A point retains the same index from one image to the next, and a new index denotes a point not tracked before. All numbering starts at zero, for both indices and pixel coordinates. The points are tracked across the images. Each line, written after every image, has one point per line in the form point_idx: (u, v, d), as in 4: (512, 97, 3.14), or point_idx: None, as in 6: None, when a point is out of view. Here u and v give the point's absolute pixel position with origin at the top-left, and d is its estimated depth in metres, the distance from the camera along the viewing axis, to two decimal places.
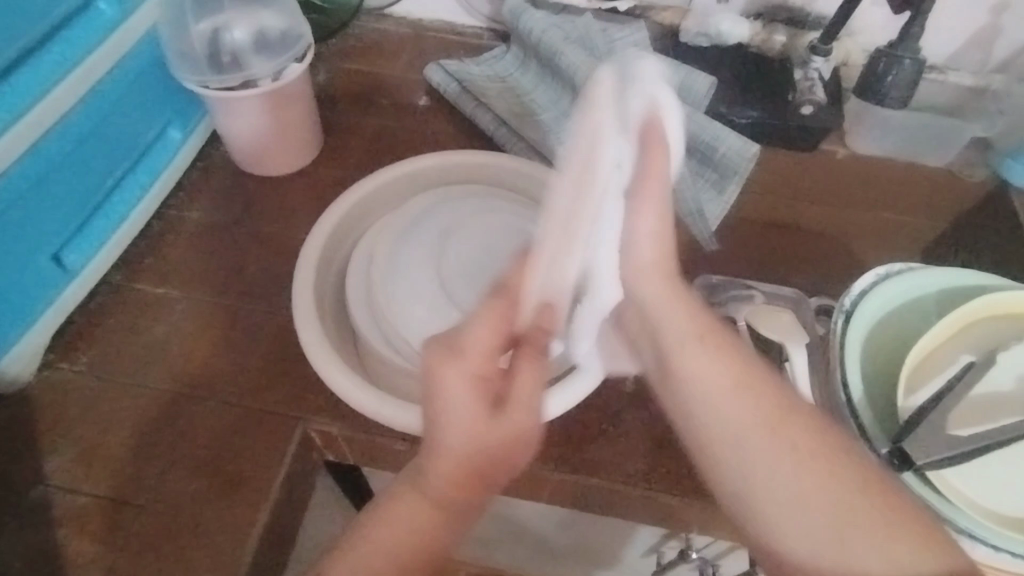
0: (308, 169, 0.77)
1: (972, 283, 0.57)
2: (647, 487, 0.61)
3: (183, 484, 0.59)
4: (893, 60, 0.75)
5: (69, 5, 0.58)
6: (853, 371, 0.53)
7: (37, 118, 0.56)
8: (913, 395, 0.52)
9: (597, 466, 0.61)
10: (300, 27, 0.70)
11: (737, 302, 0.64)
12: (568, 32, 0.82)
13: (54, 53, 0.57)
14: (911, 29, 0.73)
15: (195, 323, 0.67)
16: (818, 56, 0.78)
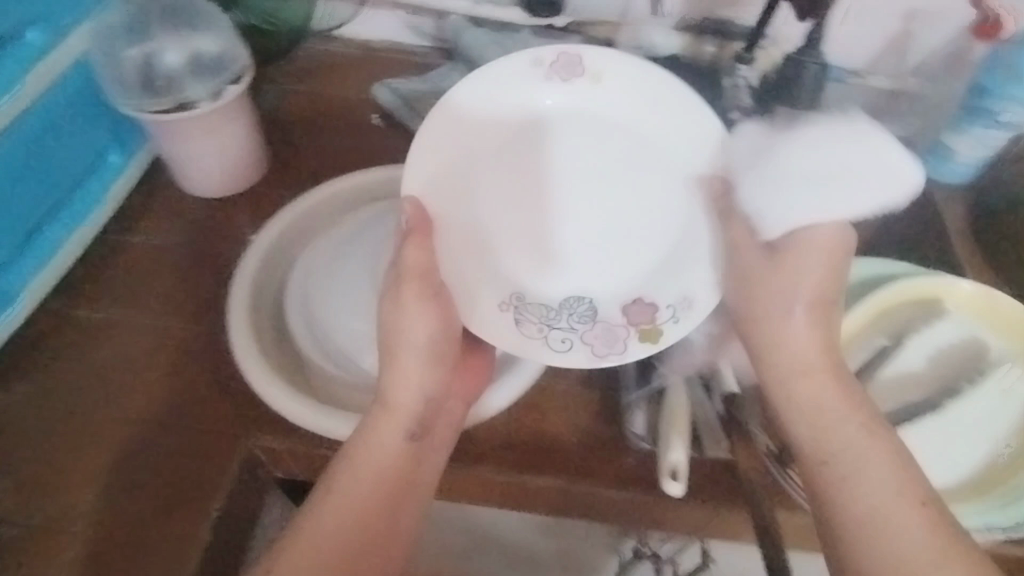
0: (252, 190, 0.78)
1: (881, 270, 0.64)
2: (590, 483, 0.62)
3: (124, 508, 0.59)
4: (797, 63, 0.79)
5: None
6: None
7: None
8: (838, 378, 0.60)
9: (542, 464, 0.63)
10: (236, 50, 0.71)
11: None
12: (508, 49, 0.84)
13: None
14: (814, 34, 0.78)
15: (137, 348, 0.67)
16: (743, 64, 0.81)
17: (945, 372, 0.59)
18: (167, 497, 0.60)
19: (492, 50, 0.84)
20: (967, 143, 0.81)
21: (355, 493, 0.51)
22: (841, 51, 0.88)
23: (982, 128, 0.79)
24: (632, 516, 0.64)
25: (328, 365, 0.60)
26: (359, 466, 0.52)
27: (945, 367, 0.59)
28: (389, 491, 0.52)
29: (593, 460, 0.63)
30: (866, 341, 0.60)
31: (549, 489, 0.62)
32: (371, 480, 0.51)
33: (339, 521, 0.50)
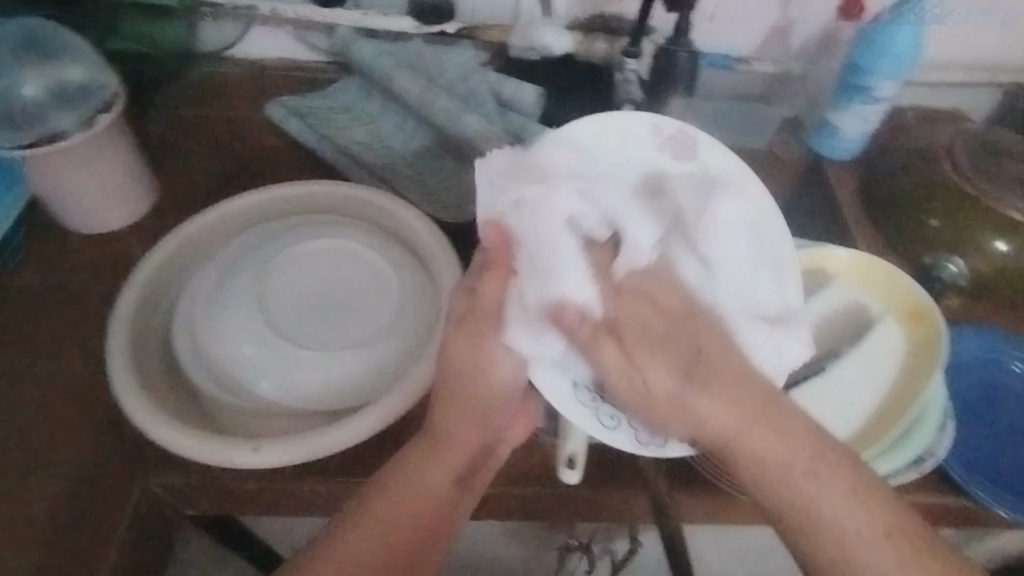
0: (143, 221, 0.76)
1: None
2: (501, 482, 0.62)
3: (13, 564, 0.57)
4: (669, 55, 0.83)
5: None
6: None
7: None
8: None
9: None
10: (105, 78, 0.69)
11: None
12: (399, 58, 0.85)
13: None
14: (682, 25, 0.81)
15: (21, 395, 0.65)
16: (630, 58, 0.80)
17: (828, 336, 0.65)
18: (69, 550, 0.58)
19: (383, 60, 0.84)
20: (851, 120, 0.88)
21: (378, 521, 0.51)
22: (724, 39, 0.92)
23: (860, 104, 0.87)
24: (547, 510, 0.65)
25: (224, 395, 0.59)
26: (391, 495, 0.52)
27: (829, 329, 0.66)
28: (431, 519, 0.52)
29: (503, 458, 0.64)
30: None
31: None
32: (414, 510, 0.52)
33: (362, 550, 0.50)
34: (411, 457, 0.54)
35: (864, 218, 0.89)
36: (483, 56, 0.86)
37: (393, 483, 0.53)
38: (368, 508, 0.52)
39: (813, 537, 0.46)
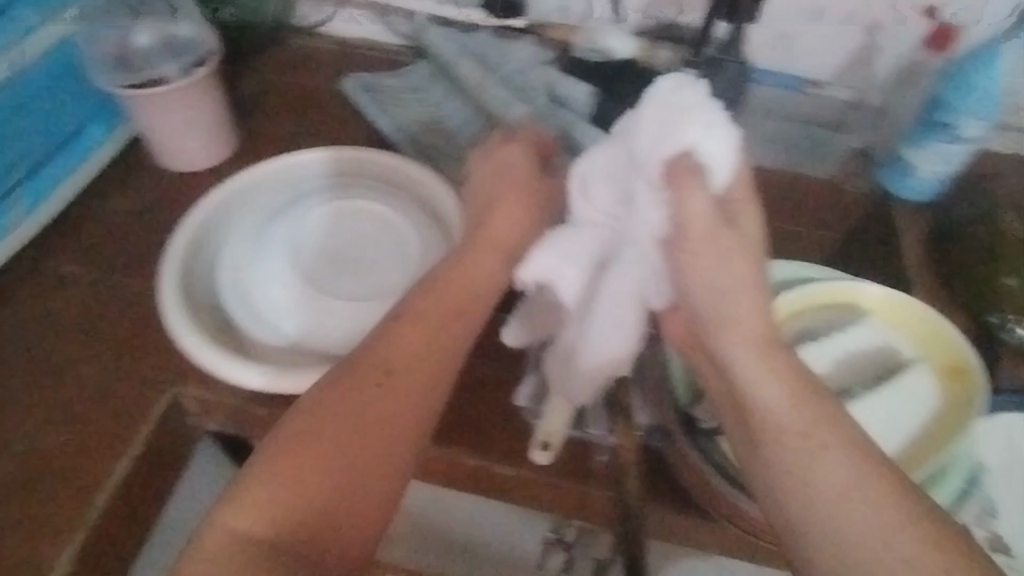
0: (226, 165, 0.86)
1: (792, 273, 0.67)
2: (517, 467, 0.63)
3: (53, 438, 0.64)
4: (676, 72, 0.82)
5: None
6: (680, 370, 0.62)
7: None
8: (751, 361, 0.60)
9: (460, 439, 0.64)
10: (208, 38, 0.79)
11: None
12: (466, 47, 0.87)
13: None
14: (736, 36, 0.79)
15: (87, 294, 0.74)
16: (691, 68, 0.81)
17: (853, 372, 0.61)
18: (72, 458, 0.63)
19: (451, 47, 0.87)
20: (930, 158, 0.80)
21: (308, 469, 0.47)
22: (787, 58, 0.88)
23: (941, 142, 0.78)
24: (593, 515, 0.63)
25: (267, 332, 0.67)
26: (350, 388, 0.49)
27: (848, 369, 0.61)
28: (363, 490, 0.47)
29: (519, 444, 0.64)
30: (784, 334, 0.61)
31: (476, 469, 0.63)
32: (326, 479, 0.46)
33: (346, 460, 0.47)
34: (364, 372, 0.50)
35: (914, 260, 0.80)
36: (542, 54, 0.87)
37: (338, 402, 0.49)
38: (315, 447, 0.47)
39: (738, 306, 0.47)
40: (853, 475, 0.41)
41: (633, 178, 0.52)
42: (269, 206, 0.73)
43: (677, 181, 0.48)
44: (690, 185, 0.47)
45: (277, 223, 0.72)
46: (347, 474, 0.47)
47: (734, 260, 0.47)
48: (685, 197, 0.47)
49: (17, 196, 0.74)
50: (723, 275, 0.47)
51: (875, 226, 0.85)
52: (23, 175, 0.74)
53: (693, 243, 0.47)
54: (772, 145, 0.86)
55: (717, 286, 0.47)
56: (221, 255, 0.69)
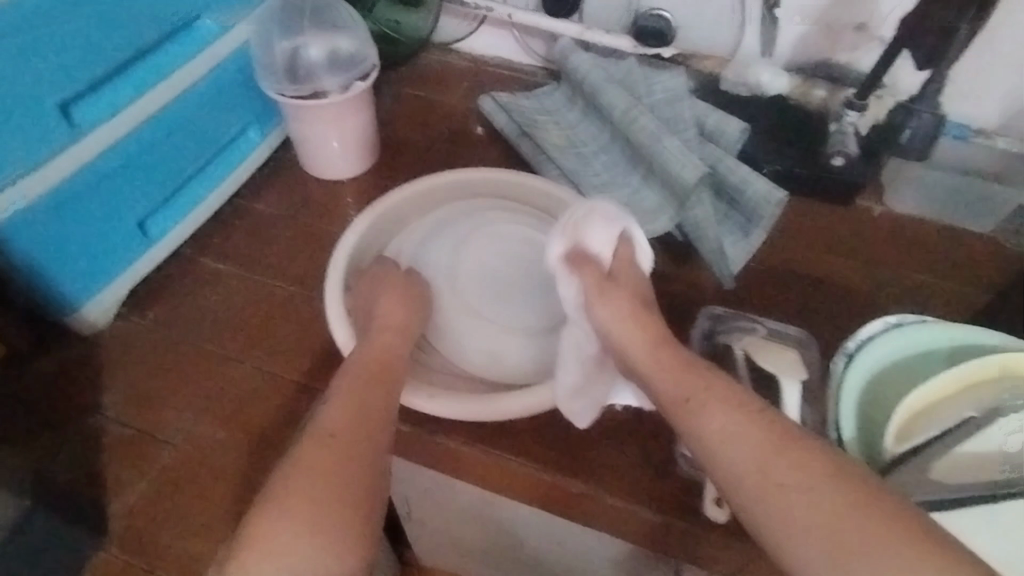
0: (368, 175, 0.88)
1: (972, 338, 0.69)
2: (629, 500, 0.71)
3: (213, 432, 0.73)
4: (835, 115, 0.85)
5: (173, 22, 0.73)
6: (847, 420, 0.67)
7: (153, 98, 0.73)
8: (899, 445, 0.65)
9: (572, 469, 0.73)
10: (368, 52, 0.82)
11: (739, 332, 0.75)
12: (612, 74, 0.87)
13: (155, 62, 0.72)
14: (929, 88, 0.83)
15: (243, 297, 0.80)
16: (852, 111, 0.83)
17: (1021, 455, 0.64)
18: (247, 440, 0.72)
19: (599, 74, 0.86)
20: None
21: (306, 496, 0.51)
22: (952, 104, 0.85)
23: None
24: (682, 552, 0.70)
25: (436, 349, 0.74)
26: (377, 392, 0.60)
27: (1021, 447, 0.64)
28: (351, 489, 0.53)
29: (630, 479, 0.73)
30: (953, 412, 0.65)
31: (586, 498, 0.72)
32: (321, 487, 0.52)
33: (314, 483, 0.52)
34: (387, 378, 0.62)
35: None
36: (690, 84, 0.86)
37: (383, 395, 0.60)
38: (338, 463, 0.54)
39: (662, 352, 0.60)
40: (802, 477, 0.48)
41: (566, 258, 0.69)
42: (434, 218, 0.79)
43: (576, 263, 0.68)
44: (586, 266, 0.67)
45: (441, 229, 0.78)
46: (336, 488, 0.52)
47: (626, 308, 0.64)
48: (585, 271, 0.67)
49: (191, 189, 0.81)
50: (620, 314, 0.63)
51: None
52: (195, 170, 0.82)
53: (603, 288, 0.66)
54: (929, 193, 0.86)
55: (657, 363, 0.59)
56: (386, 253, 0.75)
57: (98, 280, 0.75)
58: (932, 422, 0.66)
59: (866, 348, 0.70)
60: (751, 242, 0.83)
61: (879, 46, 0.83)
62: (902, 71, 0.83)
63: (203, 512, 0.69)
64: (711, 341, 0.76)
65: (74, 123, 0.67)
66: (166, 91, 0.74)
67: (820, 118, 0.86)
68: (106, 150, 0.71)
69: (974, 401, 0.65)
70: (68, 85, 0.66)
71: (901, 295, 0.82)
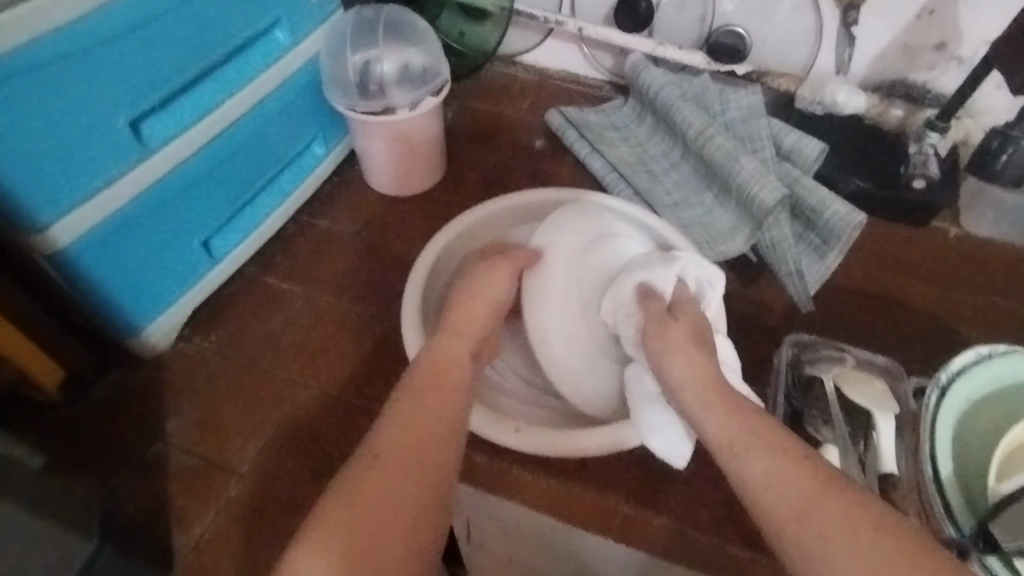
0: (431, 191, 0.86)
1: None
2: (714, 534, 0.70)
3: (280, 461, 0.71)
4: (918, 136, 0.82)
5: (244, 36, 0.70)
6: (941, 453, 0.61)
7: (222, 114, 0.70)
8: (1000, 483, 0.60)
9: (649, 500, 0.72)
10: (438, 66, 0.80)
11: (829, 362, 0.73)
12: (684, 90, 0.85)
13: (227, 75, 0.70)
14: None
15: (306, 318, 0.78)
16: (935, 132, 0.80)
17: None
18: (316, 473, 0.70)
19: (671, 90, 0.85)
20: None
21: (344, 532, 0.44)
22: None
23: None
24: None
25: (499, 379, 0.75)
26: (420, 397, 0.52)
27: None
28: (383, 508, 0.46)
29: (715, 514, 0.71)
30: None
31: (665, 529, 0.70)
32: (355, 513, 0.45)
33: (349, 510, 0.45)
34: (435, 389, 0.54)
35: None
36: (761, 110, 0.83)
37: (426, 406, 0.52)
38: (374, 481, 0.47)
39: (724, 403, 0.52)
40: (838, 512, 0.42)
41: (626, 292, 0.64)
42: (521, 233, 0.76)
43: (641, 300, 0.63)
44: (648, 301, 0.62)
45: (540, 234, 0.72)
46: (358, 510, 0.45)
47: (687, 348, 0.57)
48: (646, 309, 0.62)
49: (256, 206, 0.79)
50: (672, 351, 0.57)
51: None
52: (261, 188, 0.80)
53: (662, 324, 0.59)
54: (1013, 216, 0.82)
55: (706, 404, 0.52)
56: (474, 258, 0.72)
57: (162, 302, 0.73)
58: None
59: (959, 380, 0.65)
60: (828, 264, 0.80)
61: (961, 64, 0.81)
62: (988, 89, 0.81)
63: (270, 544, 0.66)
64: (797, 371, 0.75)
65: (144, 142, 0.65)
66: (234, 108, 0.71)
67: (898, 137, 0.84)
68: (175, 168, 0.69)
69: None
70: (140, 104, 0.64)
71: (991, 323, 0.78)
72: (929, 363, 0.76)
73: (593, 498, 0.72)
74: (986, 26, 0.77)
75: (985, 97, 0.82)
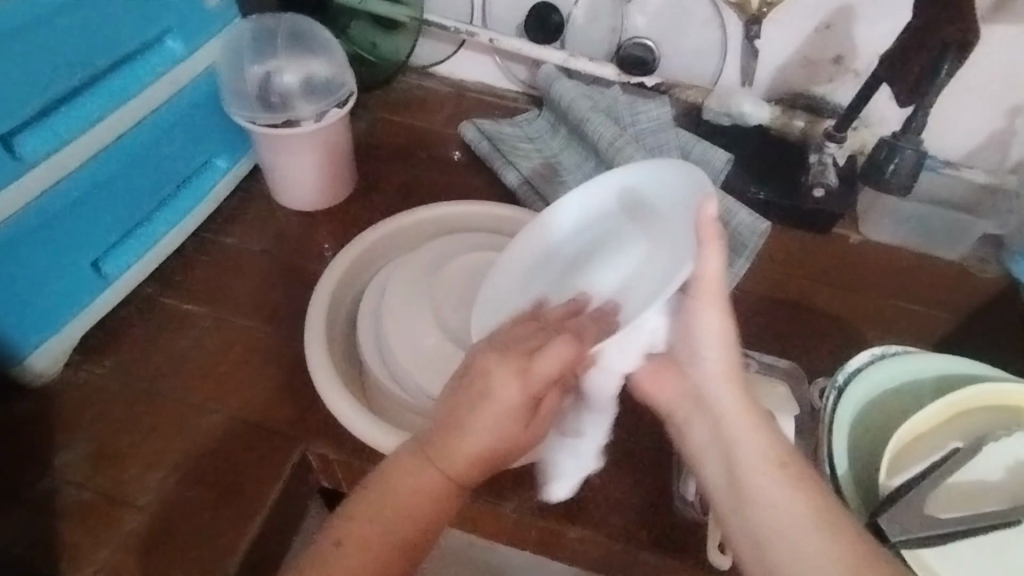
0: (343, 204, 0.84)
1: (965, 371, 0.66)
2: (631, 544, 0.62)
3: (181, 490, 0.64)
4: (818, 149, 0.83)
5: (130, 46, 0.67)
6: (838, 448, 0.62)
7: (108, 127, 0.66)
8: (895, 475, 0.59)
9: (563, 508, 0.64)
10: (344, 77, 0.77)
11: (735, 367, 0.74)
12: (595, 102, 0.86)
13: (112, 86, 0.66)
14: (914, 123, 0.78)
15: (208, 338, 0.74)
16: (833, 143, 0.82)
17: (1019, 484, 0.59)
18: (214, 505, 0.63)
19: (582, 103, 0.85)
20: None
21: None
22: (928, 135, 0.86)
23: None
24: None
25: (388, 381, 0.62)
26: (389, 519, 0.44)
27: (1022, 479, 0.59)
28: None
29: (636, 522, 0.63)
30: (941, 439, 0.60)
31: (580, 540, 0.63)
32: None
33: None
34: (403, 502, 0.45)
35: None
36: (716, 155, 0.82)
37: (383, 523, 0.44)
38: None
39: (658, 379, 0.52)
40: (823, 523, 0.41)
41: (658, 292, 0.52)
42: (437, 247, 0.68)
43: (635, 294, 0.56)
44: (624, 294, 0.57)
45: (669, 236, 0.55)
46: None
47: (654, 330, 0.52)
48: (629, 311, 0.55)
49: (152, 224, 0.76)
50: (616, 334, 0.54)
51: (1011, 320, 0.81)
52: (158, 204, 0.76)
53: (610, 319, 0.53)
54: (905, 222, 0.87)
55: (735, 420, 0.46)
56: (386, 272, 0.68)
57: (45, 328, 0.68)
58: (931, 449, 0.60)
59: (855, 380, 0.66)
60: (736, 271, 0.80)
61: (857, 77, 0.84)
62: (883, 103, 0.86)
63: None
64: None
65: (18, 157, 0.60)
66: (121, 120, 0.67)
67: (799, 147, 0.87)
68: (56, 185, 0.64)
69: (976, 426, 0.60)
70: (12, 117, 0.59)
71: (890, 324, 0.81)
72: (833, 364, 0.78)
73: (500, 514, 0.64)
74: (879, 41, 0.81)
75: (879, 108, 0.86)
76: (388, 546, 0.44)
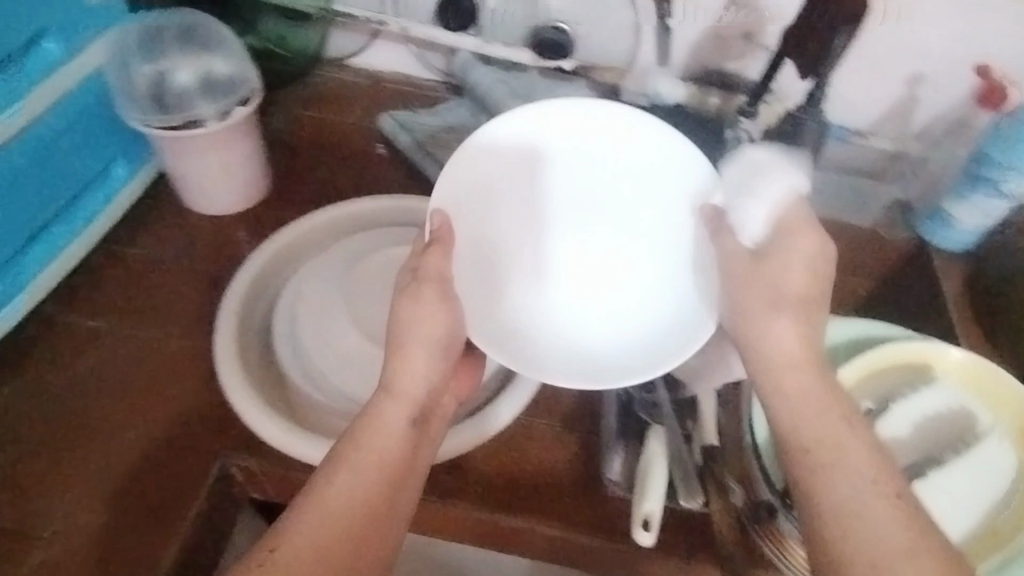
0: (257, 206, 0.81)
1: (873, 334, 0.69)
2: (568, 528, 0.61)
3: (96, 515, 0.62)
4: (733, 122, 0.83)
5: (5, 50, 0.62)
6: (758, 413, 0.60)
7: None
8: None
9: (499, 497, 0.62)
10: (248, 74, 0.74)
11: None
12: (514, 87, 0.87)
13: None
14: (814, 94, 0.83)
15: (119, 354, 0.71)
16: (746, 116, 0.83)
17: (929, 440, 0.61)
18: (133, 526, 0.61)
19: (498, 88, 0.87)
20: (968, 211, 0.81)
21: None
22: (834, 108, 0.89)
23: (982, 197, 0.79)
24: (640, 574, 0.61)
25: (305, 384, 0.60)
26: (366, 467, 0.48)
27: (930, 435, 0.61)
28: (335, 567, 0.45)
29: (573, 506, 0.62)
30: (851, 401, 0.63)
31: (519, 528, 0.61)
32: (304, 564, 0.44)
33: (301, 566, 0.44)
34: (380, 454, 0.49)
35: (968, 314, 0.81)
36: None
37: (367, 472, 0.48)
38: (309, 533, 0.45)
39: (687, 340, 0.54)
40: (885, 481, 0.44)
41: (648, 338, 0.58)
42: (355, 243, 0.66)
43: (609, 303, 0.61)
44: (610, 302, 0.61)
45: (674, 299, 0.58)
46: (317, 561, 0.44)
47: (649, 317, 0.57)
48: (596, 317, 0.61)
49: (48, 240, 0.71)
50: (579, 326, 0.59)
51: (920, 282, 0.85)
52: (50, 219, 0.72)
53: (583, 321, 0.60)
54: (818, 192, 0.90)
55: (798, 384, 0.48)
56: (298, 275, 0.65)
57: None
58: None
59: None
60: None
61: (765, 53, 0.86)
62: (789, 80, 0.86)
63: None
64: None
65: None
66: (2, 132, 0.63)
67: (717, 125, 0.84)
68: None
69: (883, 386, 0.64)
70: None
71: None
72: None
73: (435, 511, 0.62)
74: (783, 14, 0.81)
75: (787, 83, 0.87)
76: (371, 495, 0.47)
